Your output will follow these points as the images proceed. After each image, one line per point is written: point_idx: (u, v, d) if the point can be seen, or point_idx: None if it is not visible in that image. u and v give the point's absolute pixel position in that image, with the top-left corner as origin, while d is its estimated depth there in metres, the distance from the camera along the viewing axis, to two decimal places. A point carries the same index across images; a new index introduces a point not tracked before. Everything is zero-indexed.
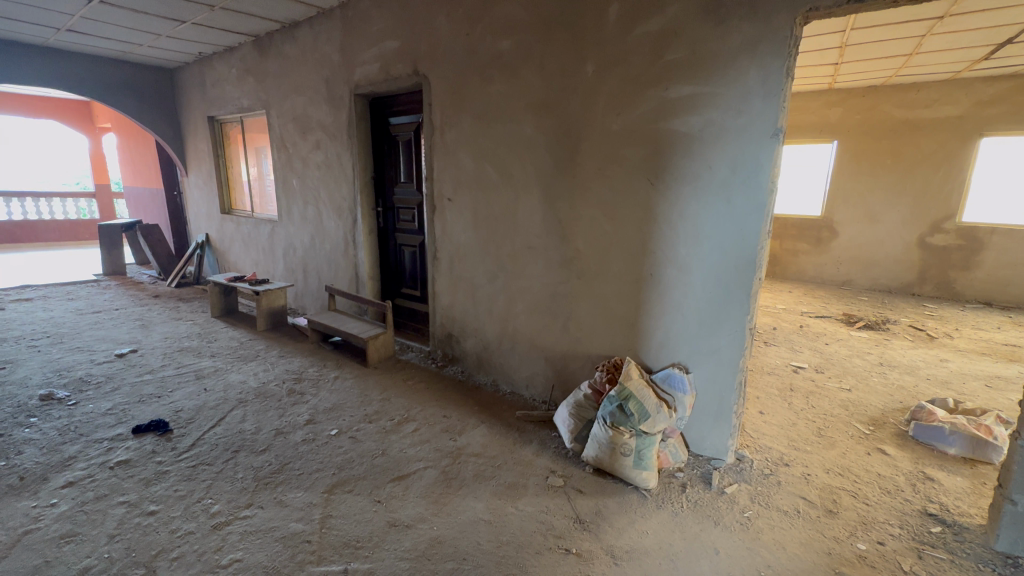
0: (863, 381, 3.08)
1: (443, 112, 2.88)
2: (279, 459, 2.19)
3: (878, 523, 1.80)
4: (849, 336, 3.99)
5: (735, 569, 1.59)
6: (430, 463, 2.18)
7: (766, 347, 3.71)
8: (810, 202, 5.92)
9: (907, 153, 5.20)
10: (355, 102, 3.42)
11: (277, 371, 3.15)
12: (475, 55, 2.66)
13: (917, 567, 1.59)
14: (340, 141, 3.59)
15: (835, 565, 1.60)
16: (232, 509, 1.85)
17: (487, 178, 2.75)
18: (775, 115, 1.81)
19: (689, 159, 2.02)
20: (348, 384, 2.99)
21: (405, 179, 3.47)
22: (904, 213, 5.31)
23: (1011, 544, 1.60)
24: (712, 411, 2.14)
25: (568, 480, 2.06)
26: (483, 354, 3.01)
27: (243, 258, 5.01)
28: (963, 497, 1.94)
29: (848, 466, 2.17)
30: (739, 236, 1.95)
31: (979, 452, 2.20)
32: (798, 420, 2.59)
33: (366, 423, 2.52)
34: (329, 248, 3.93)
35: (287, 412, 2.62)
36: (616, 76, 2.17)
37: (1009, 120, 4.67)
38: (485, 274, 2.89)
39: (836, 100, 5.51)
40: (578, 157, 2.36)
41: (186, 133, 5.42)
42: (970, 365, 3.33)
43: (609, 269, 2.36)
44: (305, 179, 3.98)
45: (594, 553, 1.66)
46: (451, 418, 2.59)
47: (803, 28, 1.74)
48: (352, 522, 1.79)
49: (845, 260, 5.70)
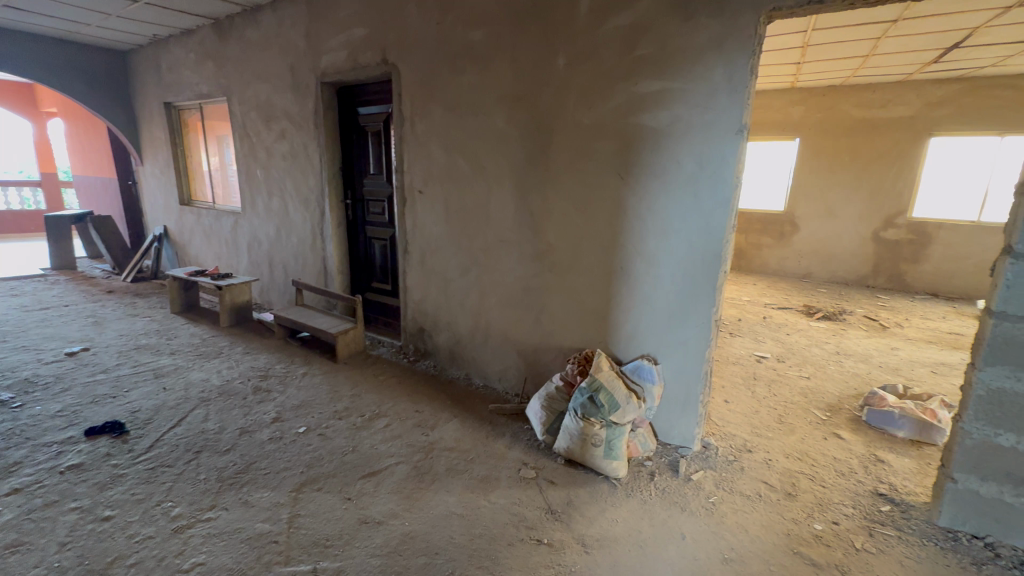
0: (821, 369, 3.23)
1: (413, 103, 2.82)
2: (244, 458, 2.13)
3: (833, 504, 1.89)
4: (809, 326, 4.16)
5: (700, 553, 1.64)
6: (403, 459, 2.15)
7: (731, 338, 3.83)
8: (773, 197, 6.13)
9: (864, 151, 5.43)
10: (321, 90, 3.32)
11: (242, 369, 3.05)
12: (446, 45, 2.61)
13: (867, 545, 1.68)
14: (306, 131, 3.49)
15: (793, 544, 1.68)
16: (194, 511, 1.79)
17: (459, 170, 2.72)
18: (740, 113, 1.86)
19: (657, 153, 2.06)
20: (316, 380, 2.92)
21: (375, 170, 3.39)
22: (860, 209, 5.55)
23: (952, 519, 1.71)
24: (679, 400, 2.20)
25: (540, 471, 2.08)
26: (456, 348, 3.00)
27: (204, 251, 4.82)
28: (910, 477, 2.07)
29: (806, 451, 2.27)
30: (705, 230, 2.00)
31: (925, 434, 2.34)
32: (760, 408, 2.68)
33: (337, 420, 2.47)
34: (296, 241, 3.82)
35: (253, 410, 2.55)
36: (588, 69, 2.18)
37: (957, 120, 4.94)
38: (457, 268, 2.86)
39: (797, 99, 5.69)
40: (551, 150, 2.36)
41: (141, 120, 5.15)
42: (917, 353, 3.53)
43: (581, 263, 2.37)
44: (270, 170, 3.85)
45: (566, 542, 1.68)
46: (423, 413, 2.57)
47: (766, 26, 1.79)
48: (320, 520, 1.76)
49: (806, 254, 5.94)
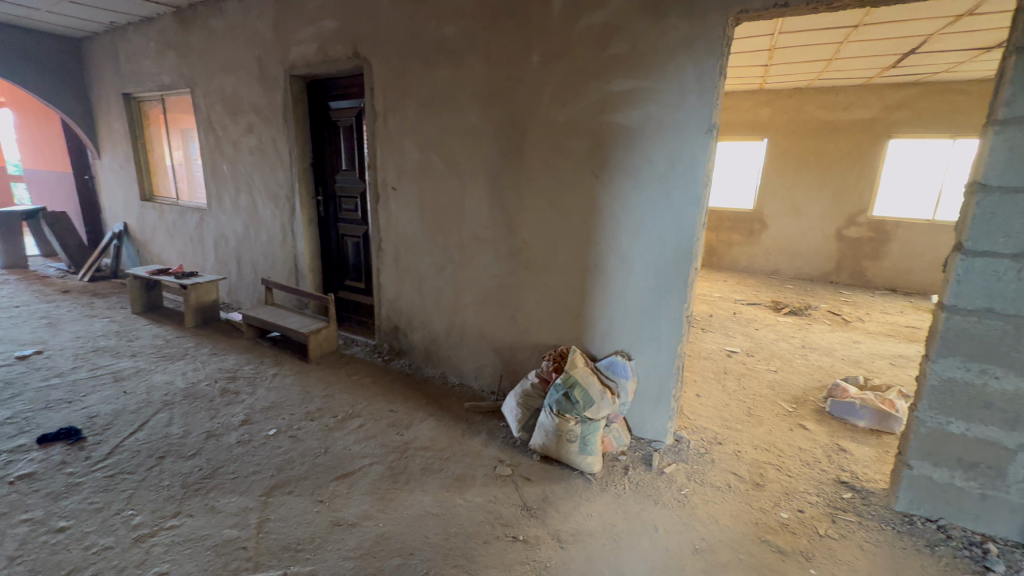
0: (788, 363, 3.34)
1: (386, 98, 2.77)
2: (211, 463, 2.06)
3: (798, 493, 1.96)
4: (776, 321, 4.29)
5: (672, 544, 1.68)
6: (377, 459, 2.12)
7: (702, 333, 3.91)
8: (743, 196, 6.29)
9: (828, 152, 5.62)
10: (291, 83, 3.23)
11: (208, 370, 2.95)
12: (419, 40, 2.58)
13: (830, 531, 1.74)
14: (275, 125, 3.39)
15: (761, 533, 1.73)
16: (157, 519, 1.72)
17: (433, 167, 2.70)
18: (709, 112, 1.89)
19: (630, 151, 2.08)
20: (287, 381, 2.85)
21: (347, 166, 3.33)
22: (824, 208, 5.75)
23: (908, 504, 1.80)
24: (652, 395, 2.23)
25: (516, 468, 2.08)
26: (431, 347, 2.97)
27: (168, 248, 4.64)
28: (870, 464, 2.16)
29: (774, 442, 2.34)
30: (677, 228, 2.04)
31: (883, 424, 2.45)
32: (730, 401, 2.75)
33: (308, 421, 2.42)
34: (266, 238, 3.72)
35: (220, 413, 2.46)
36: (562, 67, 2.18)
37: (914, 123, 5.16)
38: (432, 266, 2.84)
39: (765, 100, 5.85)
40: (525, 148, 2.36)
41: (98, 111, 4.91)
42: (877, 346, 3.69)
43: (556, 261, 2.38)
44: (237, 165, 3.73)
45: (541, 538, 1.69)
46: (398, 412, 2.54)
47: (734, 28, 1.82)
48: (291, 524, 1.72)
49: (774, 251, 6.12)
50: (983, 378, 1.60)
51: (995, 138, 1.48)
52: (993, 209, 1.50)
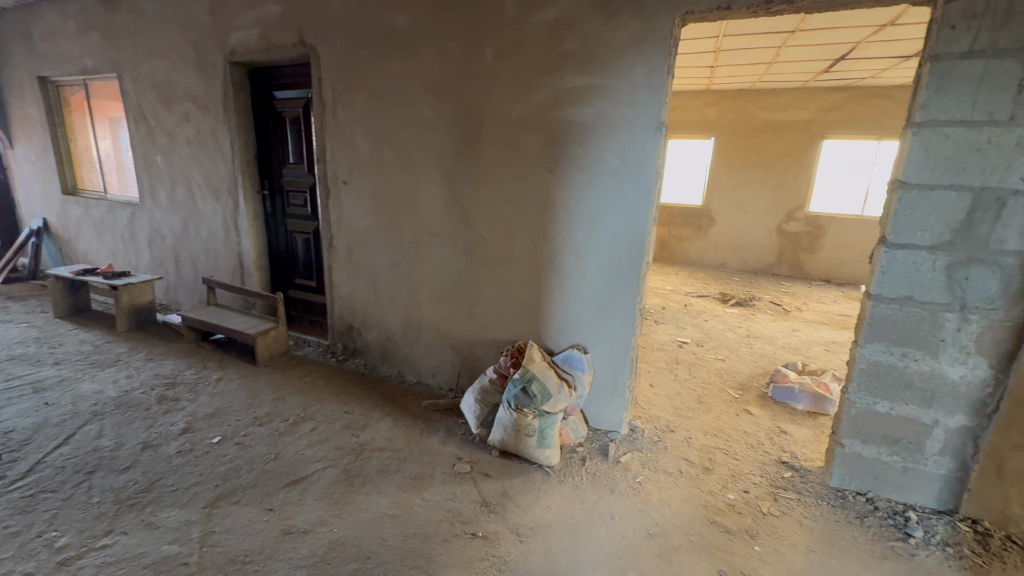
0: (734, 351, 3.51)
1: (335, 88, 2.67)
2: (147, 476, 1.92)
3: (744, 474, 2.06)
4: (724, 312, 4.49)
5: (627, 531, 1.72)
6: (331, 463, 2.05)
7: (656, 325, 4.04)
8: (692, 192, 6.53)
9: (769, 151, 5.92)
10: (231, 70, 3.05)
11: (144, 377, 2.75)
12: (369, 29, 2.50)
13: (772, 508, 1.85)
14: (214, 115, 3.20)
15: (709, 515, 1.81)
16: (86, 539, 1.59)
17: (386, 161, 2.63)
18: (658, 110, 1.94)
19: (583, 147, 2.11)
20: (233, 385, 2.71)
21: (294, 160, 3.18)
22: (765, 204, 6.07)
23: (840, 480, 1.93)
24: (607, 386, 2.28)
25: (475, 465, 2.07)
26: (387, 345, 2.90)
27: (95, 246, 4.28)
28: (807, 445, 2.30)
29: (721, 428, 2.45)
30: (629, 223, 2.09)
31: (819, 406, 2.62)
32: (682, 390, 2.86)
33: (257, 427, 2.31)
34: (207, 234, 3.51)
35: (158, 422, 2.31)
36: (515, 62, 2.17)
37: (845, 125, 5.53)
38: (387, 262, 2.77)
39: (711, 100, 6.08)
40: (479, 143, 2.34)
41: (8, 96, 4.45)
42: (813, 333, 3.94)
43: (512, 256, 2.38)
44: (172, 157, 3.49)
45: (500, 533, 1.69)
46: (353, 413, 2.47)
47: (681, 28, 1.88)
48: (238, 535, 1.64)
49: (721, 245, 6.40)
50: (905, 360, 1.74)
51: (914, 139, 1.59)
52: (911, 206, 1.63)
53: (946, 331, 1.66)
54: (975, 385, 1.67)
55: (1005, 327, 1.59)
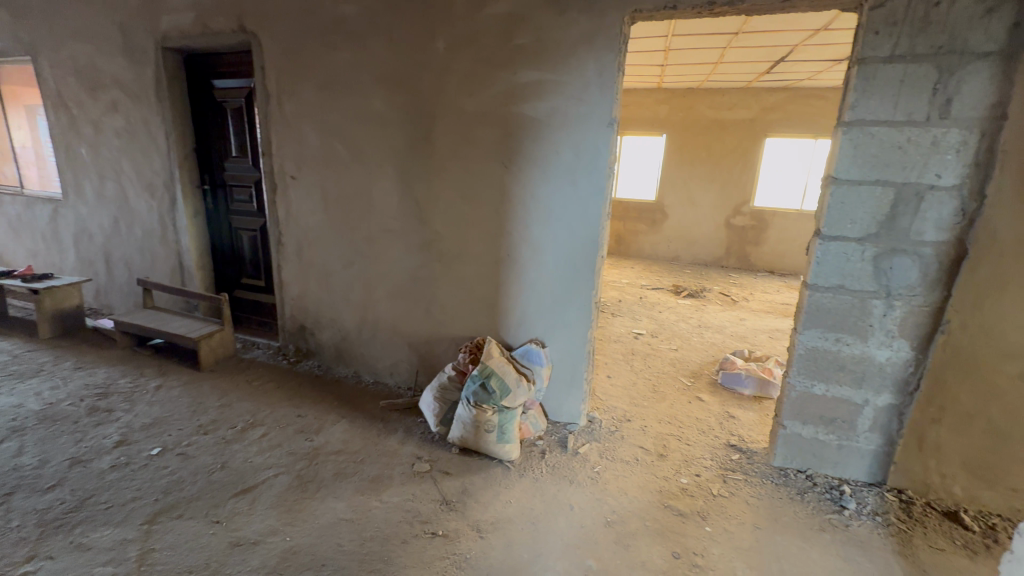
0: (686, 341, 3.64)
1: (279, 78, 2.55)
2: (76, 494, 1.78)
3: (696, 459, 2.15)
4: (677, 304, 4.66)
5: (586, 520, 1.76)
6: (283, 470, 1.97)
7: (612, 318, 4.13)
8: (646, 188, 6.71)
9: (717, 148, 6.16)
10: (163, 56, 2.85)
11: (72, 388, 2.54)
12: (315, 17, 2.39)
13: (722, 490, 1.94)
14: (146, 105, 2.98)
15: (664, 499, 1.88)
16: (5, 568, 1.46)
17: (336, 155, 2.54)
18: (610, 107, 1.97)
19: (538, 143, 2.11)
20: (174, 393, 2.55)
21: (237, 153, 3.02)
22: (714, 199, 6.33)
23: (783, 459, 2.05)
24: (566, 379, 2.31)
25: (434, 464, 2.05)
26: (342, 345, 2.82)
27: (11, 246, 3.90)
28: (753, 427, 2.43)
29: (675, 415, 2.54)
30: (584, 218, 2.11)
31: (764, 390, 2.76)
32: (638, 380, 2.95)
33: (201, 436, 2.18)
34: (141, 233, 3.27)
35: (88, 436, 2.14)
36: (468, 55, 2.15)
37: (785, 124, 5.83)
38: (340, 259, 2.68)
39: (662, 98, 6.26)
40: (433, 137, 2.30)
41: None
42: (758, 321, 4.15)
43: (469, 252, 2.36)
44: (99, 149, 3.23)
45: (461, 531, 1.69)
46: (306, 417, 2.38)
47: (631, 26, 1.91)
48: (181, 551, 1.55)
49: (674, 238, 6.62)
50: (838, 345, 1.86)
51: (844, 138, 1.70)
52: (842, 200, 1.74)
53: (874, 317, 1.79)
54: (899, 366, 1.81)
55: (925, 312, 1.73)
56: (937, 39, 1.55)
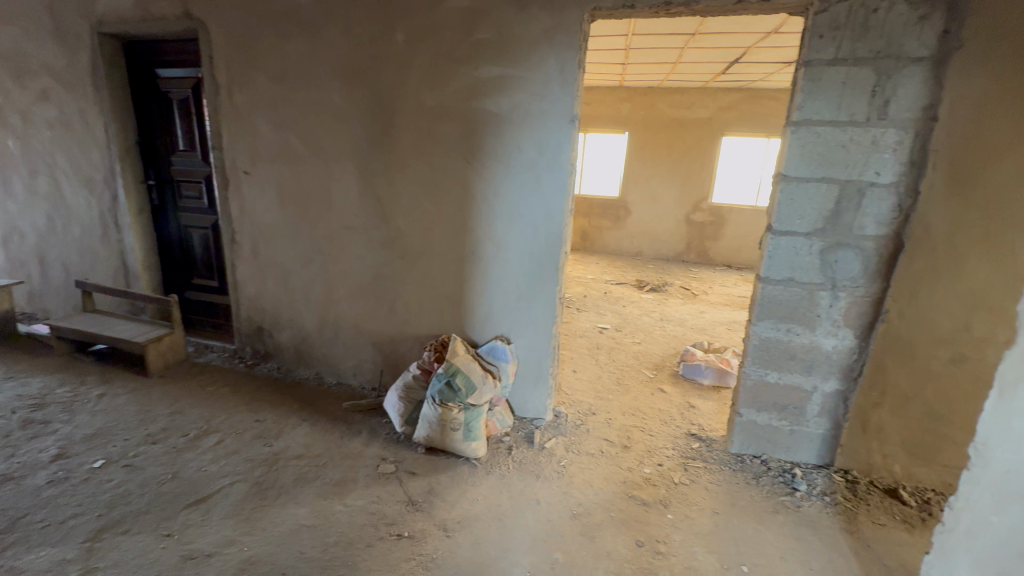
0: (649, 334, 3.73)
1: (229, 68, 2.43)
2: (8, 514, 1.65)
3: (658, 449, 2.21)
4: (640, 298, 4.76)
5: (553, 514, 1.77)
6: (240, 477, 1.90)
7: (578, 313, 4.18)
8: (609, 184, 6.83)
9: (677, 145, 6.33)
10: (99, 43, 2.66)
11: (2, 399, 2.35)
12: (266, 5, 2.29)
13: (683, 478, 2.00)
14: (81, 94, 2.78)
15: (628, 490, 1.92)
16: None
17: (292, 149, 2.44)
18: (571, 104, 1.99)
19: (500, 139, 2.10)
20: (120, 401, 2.40)
21: (185, 147, 2.86)
22: (675, 195, 6.50)
23: (740, 446, 2.13)
24: (532, 375, 2.32)
25: (400, 464, 2.02)
26: (302, 346, 2.73)
27: None
28: (712, 417, 2.51)
29: (638, 407, 2.60)
30: (547, 214, 2.12)
31: (722, 380, 2.87)
32: (602, 373, 3.00)
33: (150, 445, 2.07)
34: (79, 231, 3.06)
35: (22, 450, 1.98)
36: (428, 48, 2.11)
37: (740, 123, 6.05)
38: (298, 257, 2.59)
39: (624, 96, 6.37)
40: (394, 132, 2.25)
41: None
42: (717, 314, 4.30)
43: (433, 249, 2.33)
44: (28, 142, 2.99)
45: (427, 531, 1.67)
46: (265, 421, 2.30)
47: (590, 24, 1.93)
48: (128, 569, 1.46)
49: (637, 234, 6.76)
50: (790, 335, 1.94)
51: (793, 137, 1.78)
52: (792, 197, 1.82)
53: (821, 308, 1.88)
54: (844, 354, 1.91)
55: (867, 302, 1.84)
56: (876, 44, 1.64)
